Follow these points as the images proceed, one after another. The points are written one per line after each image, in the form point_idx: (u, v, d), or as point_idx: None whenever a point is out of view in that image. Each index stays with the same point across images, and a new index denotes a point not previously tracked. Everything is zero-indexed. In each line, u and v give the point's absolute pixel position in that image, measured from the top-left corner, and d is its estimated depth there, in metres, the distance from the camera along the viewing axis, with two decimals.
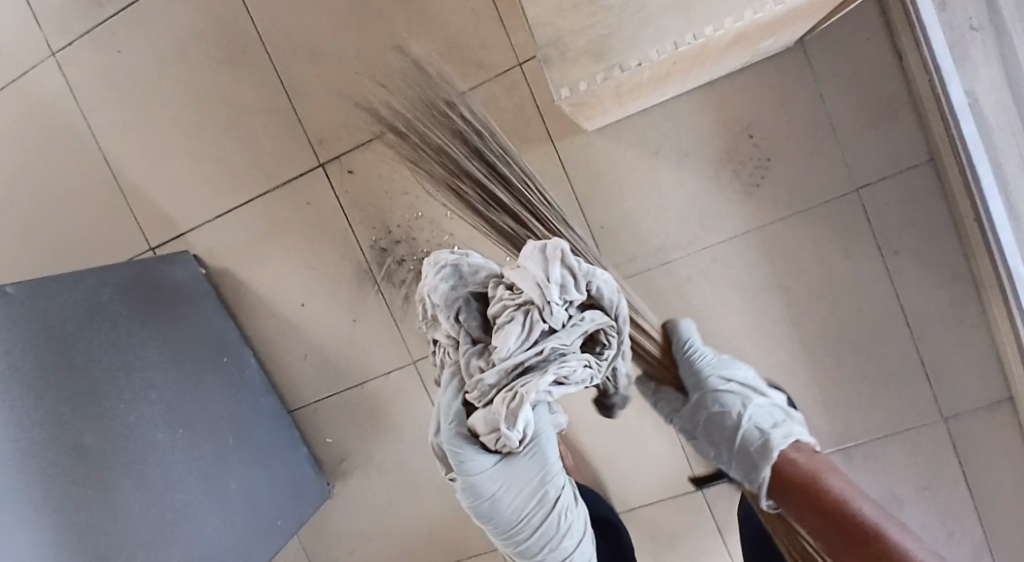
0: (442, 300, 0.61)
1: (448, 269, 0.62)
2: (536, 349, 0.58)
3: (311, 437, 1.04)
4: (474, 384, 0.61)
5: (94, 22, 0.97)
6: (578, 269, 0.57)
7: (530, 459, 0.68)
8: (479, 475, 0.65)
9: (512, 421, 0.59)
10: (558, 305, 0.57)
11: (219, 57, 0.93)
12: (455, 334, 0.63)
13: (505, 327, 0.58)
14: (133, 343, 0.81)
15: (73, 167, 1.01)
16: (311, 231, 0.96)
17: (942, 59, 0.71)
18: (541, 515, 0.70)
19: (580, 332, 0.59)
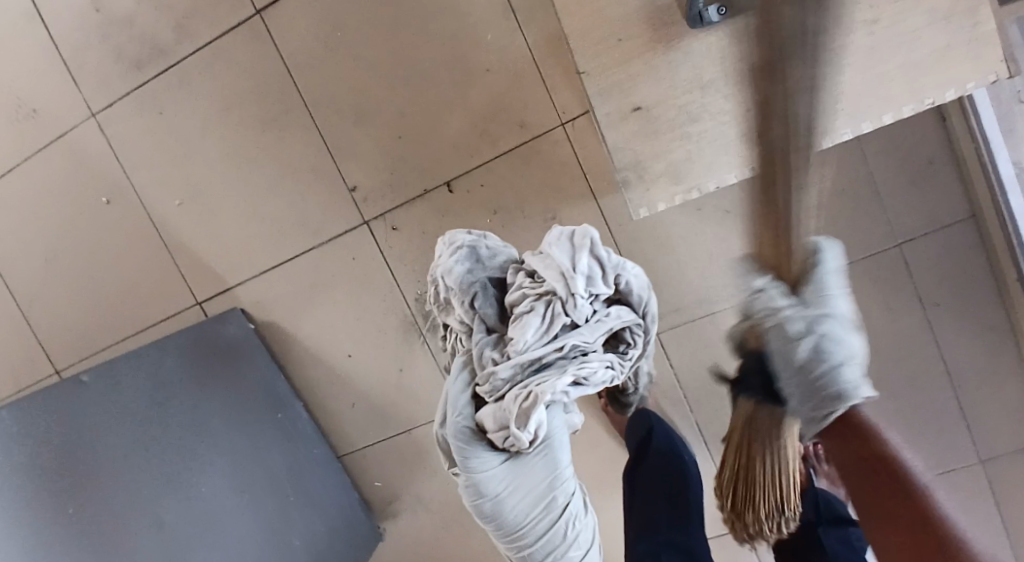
0: (457, 285, 0.70)
1: (466, 251, 0.71)
2: (555, 344, 0.64)
3: (360, 480, 1.07)
4: (486, 377, 0.66)
5: (135, 84, 0.99)
6: (605, 264, 0.65)
7: (538, 461, 0.71)
8: (484, 473, 0.69)
9: (523, 420, 0.63)
10: (581, 298, 0.64)
11: (265, 117, 0.95)
12: (469, 320, 0.70)
13: (526, 318, 0.65)
14: (201, 409, 0.84)
15: (121, 224, 1.03)
16: (357, 285, 0.98)
17: (990, 133, 0.74)
18: (547, 522, 0.71)
19: (601, 329, 0.65)
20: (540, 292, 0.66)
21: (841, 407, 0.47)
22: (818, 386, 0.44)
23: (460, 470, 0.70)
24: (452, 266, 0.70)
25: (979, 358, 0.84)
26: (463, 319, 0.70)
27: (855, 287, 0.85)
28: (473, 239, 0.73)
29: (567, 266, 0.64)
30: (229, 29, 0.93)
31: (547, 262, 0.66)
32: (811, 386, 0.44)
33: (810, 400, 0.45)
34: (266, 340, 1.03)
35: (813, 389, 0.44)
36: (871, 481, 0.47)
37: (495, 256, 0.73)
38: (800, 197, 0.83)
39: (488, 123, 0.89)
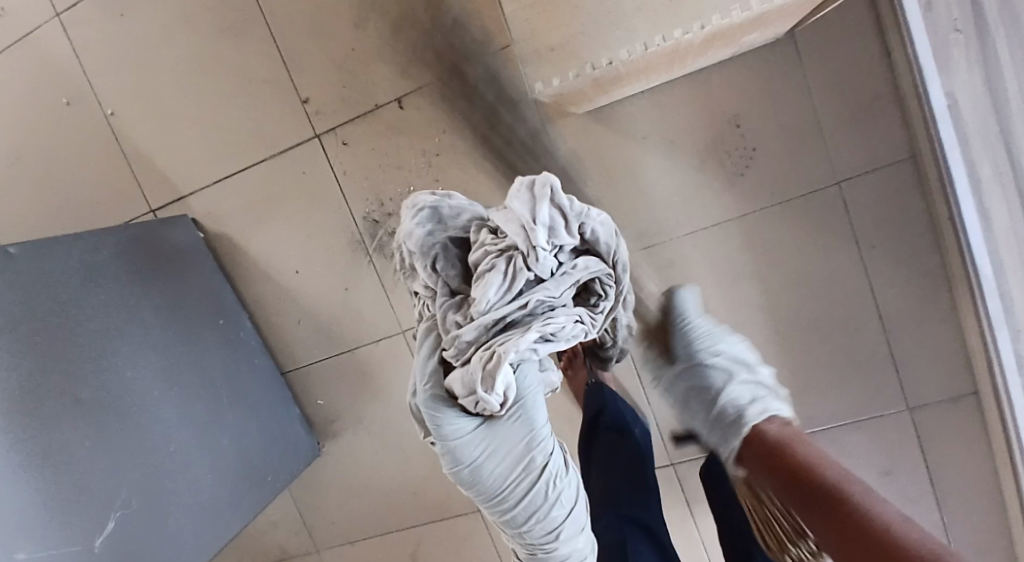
0: (417, 248, 0.67)
1: (426, 213, 0.68)
2: (519, 301, 0.61)
3: (304, 398, 1.09)
4: (451, 340, 0.64)
5: None
6: (567, 213, 0.60)
7: (514, 423, 0.68)
8: (458, 440, 0.67)
9: (489, 383, 0.60)
10: (544, 252, 0.60)
11: (222, 26, 0.95)
12: (433, 283, 0.68)
13: (486, 277, 0.61)
14: (131, 303, 0.85)
15: (78, 128, 1.04)
16: (307, 201, 0.99)
17: (926, 62, 0.73)
18: (527, 483, 0.68)
19: (567, 283, 0.62)
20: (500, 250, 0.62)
21: (749, 435, 0.63)
22: (722, 418, 0.66)
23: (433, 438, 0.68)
24: (409, 230, 0.67)
25: (912, 304, 0.83)
26: (427, 283, 0.68)
27: (793, 226, 0.85)
28: (435, 200, 0.68)
29: (527, 217, 0.59)
30: None
31: (509, 217, 0.61)
32: (716, 415, 0.67)
33: (718, 424, 0.67)
34: (217, 253, 1.04)
35: (716, 413, 0.67)
36: (804, 495, 0.53)
37: (458, 214, 0.69)
38: (743, 130, 0.83)
39: (440, 41, 0.89)
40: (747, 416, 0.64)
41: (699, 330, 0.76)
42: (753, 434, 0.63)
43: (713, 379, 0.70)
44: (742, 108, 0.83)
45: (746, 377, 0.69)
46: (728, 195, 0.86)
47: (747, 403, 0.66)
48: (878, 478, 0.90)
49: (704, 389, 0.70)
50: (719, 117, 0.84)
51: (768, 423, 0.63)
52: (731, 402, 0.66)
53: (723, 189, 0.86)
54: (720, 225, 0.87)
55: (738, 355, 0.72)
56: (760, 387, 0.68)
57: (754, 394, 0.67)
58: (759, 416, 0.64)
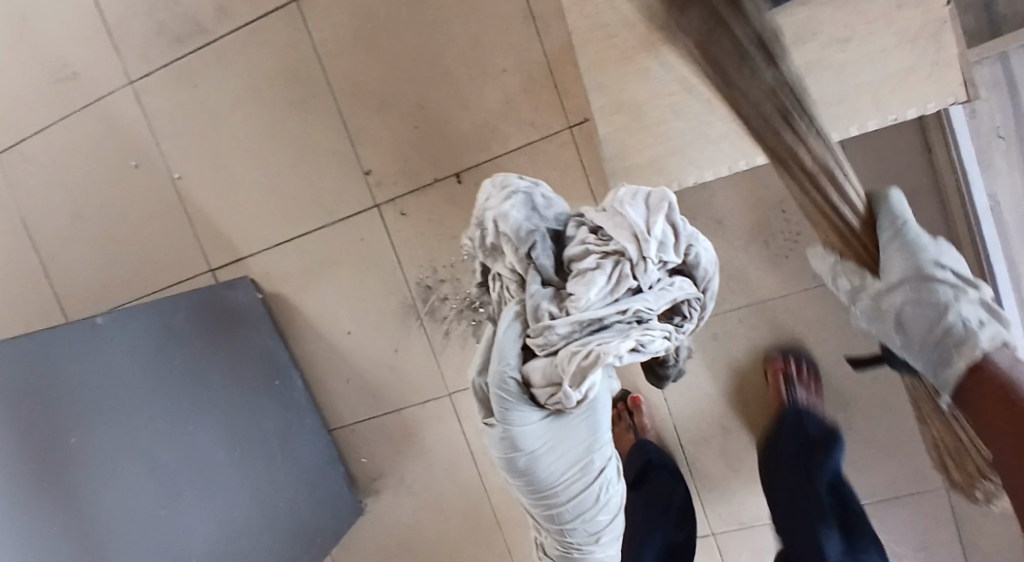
0: (512, 230, 0.64)
1: (526, 196, 0.65)
2: (618, 306, 0.59)
3: (347, 455, 1.11)
4: (540, 330, 0.60)
5: (173, 58, 1.04)
6: (677, 232, 0.59)
7: (581, 427, 0.69)
8: (524, 427, 0.66)
9: (576, 378, 0.59)
10: (651, 264, 0.59)
11: (291, 100, 1.00)
12: (524, 269, 0.65)
13: (589, 275, 0.59)
14: (201, 364, 0.89)
15: (145, 189, 1.09)
16: (362, 265, 1.03)
17: (969, 163, 0.76)
18: (579, 483, 0.69)
19: (665, 299, 0.61)
20: (605, 251, 0.60)
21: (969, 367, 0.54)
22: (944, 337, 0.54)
23: (495, 421, 0.66)
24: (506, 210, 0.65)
25: None
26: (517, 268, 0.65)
27: (836, 306, 0.89)
28: (529, 187, 0.67)
29: (641, 228, 0.59)
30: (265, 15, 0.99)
31: (617, 223, 0.61)
32: (938, 336, 0.55)
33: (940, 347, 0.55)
34: (272, 310, 1.08)
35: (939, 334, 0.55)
36: None
37: (549, 207, 0.67)
38: (789, 215, 0.87)
39: (501, 121, 0.94)
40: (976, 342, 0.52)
41: (920, 239, 0.57)
42: (981, 366, 0.52)
43: (941, 299, 0.55)
44: (788, 194, 0.87)
45: (973, 297, 0.55)
46: (773, 274, 0.90)
47: (976, 325, 0.53)
48: (916, 552, 0.93)
49: (921, 295, 0.56)
50: (766, 201, 0.88)
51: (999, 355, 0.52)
52: (959, 320, 0.54)
53: (768, 269, 0.90)
54: (764, 302, 0.91)
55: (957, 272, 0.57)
56: (984, 308, 0.55)
57: (983, 316, 0.54)
58: (990, 345, 0.52)
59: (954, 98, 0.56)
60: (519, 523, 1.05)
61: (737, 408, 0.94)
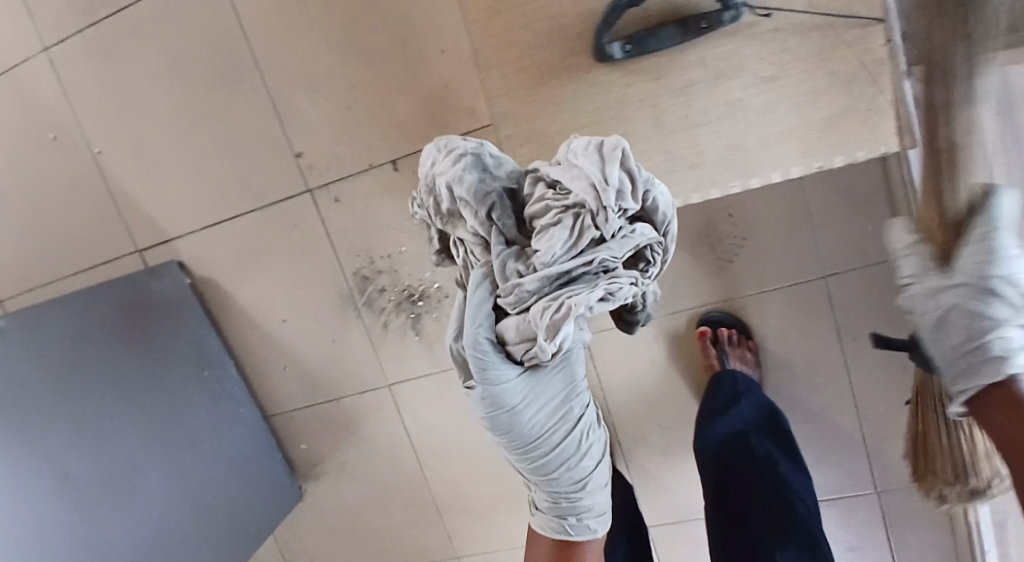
0: (466, 194, 0.52)
1: (470, 159, 0.53)
2: (583, 258, 0.49)
3: (287, 441, 1.09)
4: (508, 289, 0.51)
5: (84, 21, 0.95)
6: (635, 176, 0.50)
7: (558, 373, 0.63)
8: (501, 385, 0.56)
9: (551, 334, 0.49)
10: (616, 210, 0.49)
11: (213, 73, 0.92)
12: (484, 233, 0.53)
13: (549, 230, 0.49)
14: (116, 366, 0.87)
15: (63, 164, 1.02)
16: (297, 252, 0.98)
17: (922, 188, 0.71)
18: (563, 431, 0.63)
19: (634, 247, 0.51)
20: (565, 203, 0.50)
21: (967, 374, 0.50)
22: (975, 353, 0.47)
23: (473, 382, 0.56)
24: (457, 171, 0.52)
25: (888, 396, 0.85)
26: (476, 232, 0.54)
27: (779, 313, 0.87)
28: (475, 145, 0.55)
29: (598, 174, 0.49)
30: None
31: (572, 171, 0.50)
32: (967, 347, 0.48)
33: (966, 357, 0.48)
34: (204, 296, 1.03)
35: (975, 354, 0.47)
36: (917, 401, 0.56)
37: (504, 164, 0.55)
38: (736, 219, 0.83)
39: (439, 106, 0.87)
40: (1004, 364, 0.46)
41: (1006, 239, 0.46)
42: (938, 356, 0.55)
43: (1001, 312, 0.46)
44: (737, 197, 0.83)
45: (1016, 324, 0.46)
46: (718, 278, 0.87)
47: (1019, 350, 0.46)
48: (843, 549, 0.95)
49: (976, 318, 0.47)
50: (713, 203, 0.83)
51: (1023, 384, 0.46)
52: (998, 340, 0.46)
53: (713, 272, 0.87)
54: (707, 306, 0.88)
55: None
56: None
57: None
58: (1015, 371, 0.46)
59: (887, 148, 0.57)
60: (459, 510, 1.06)
61: (675, 409, 0.93)
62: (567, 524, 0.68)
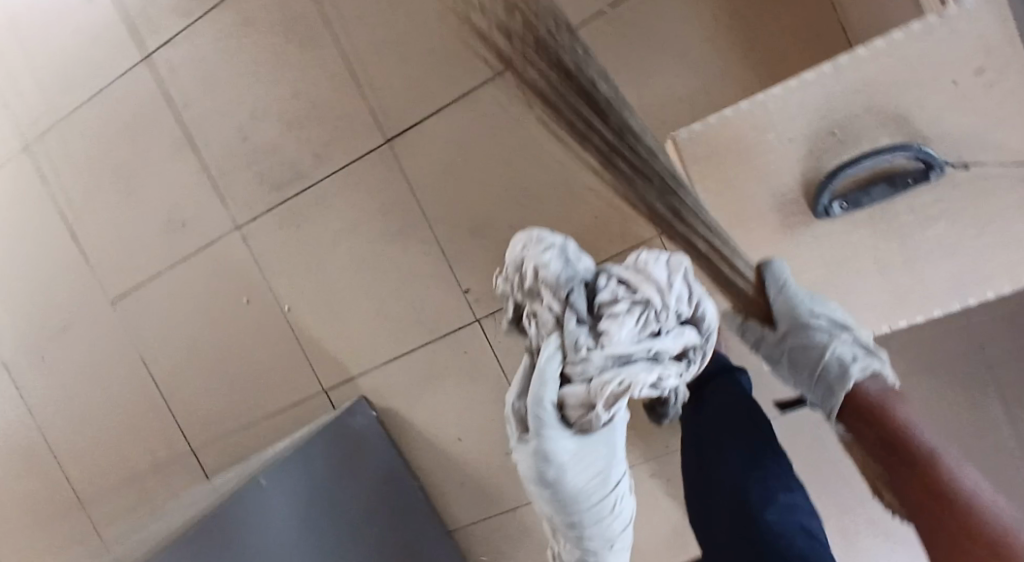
0: (553, 281, 0.65)
1: (559, 250, 0.66)
2: (643, 345, 0.62)
3: (467, 552, 1.16)
4: (578, 359, 0.61)
5: (272, 203, 1.11)
6: (688, 293, 0.64)
7: (602, 441, 0.68)
8: (555, 447, 0.64)
9: (608, 402, 0.61)
10: (668, 311, 0.63)
11: (390, 231, 1.08)
12: (562, 311, 0.64)
13: (618, 314, 0.62)
14: (340, 498, 0.97)
15: (257, 321, 1.17)
16: (470, 378, 1.09)
17: None
18: (598, 498, 0.70)
19: (678, 341, 0.64)
20: (633, 298, 0.62)
21: (850, 393, 0.66)
22: (824, 373, 0.68)
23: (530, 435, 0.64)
24: (546, 257, 0.66)
25: None
26: (553, 310, 0.65)
27: None
28: (563, 242, 0.67)
29: (664, 283, 0.63)
30: (359, 157, 1.06)
31: (642, 277, 0.63)
32: (819, 372, 0.68)
33: (822, 381, 0.68)
34: (386, 424, 1.14)
35: (819, 371, 0.68)
36: (908, 482, 0.61)
37: (581, 260, 0.68)
38: None
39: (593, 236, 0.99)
40: (852, 373, 0.65)
41: (799, 298, 0.69)
42: (855, 392, 0.66)
43: (818, 339, 0.67)
44: None
45: (849, 339, 0.67)
46: None
47: (850, 363, 0.66)
48: None
49: (809, 363, 0.69)
50: None
51: (869, 382, 0.66)
52: (835, 359, 0.67)
53: None
54: None
55: (840, 319, 0.68)
56: (859, 347, 0.67)
57: (858, 354, 0.67)
58: (861, 374, 0.66)
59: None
60: None
61: (845, 473, 0.99)
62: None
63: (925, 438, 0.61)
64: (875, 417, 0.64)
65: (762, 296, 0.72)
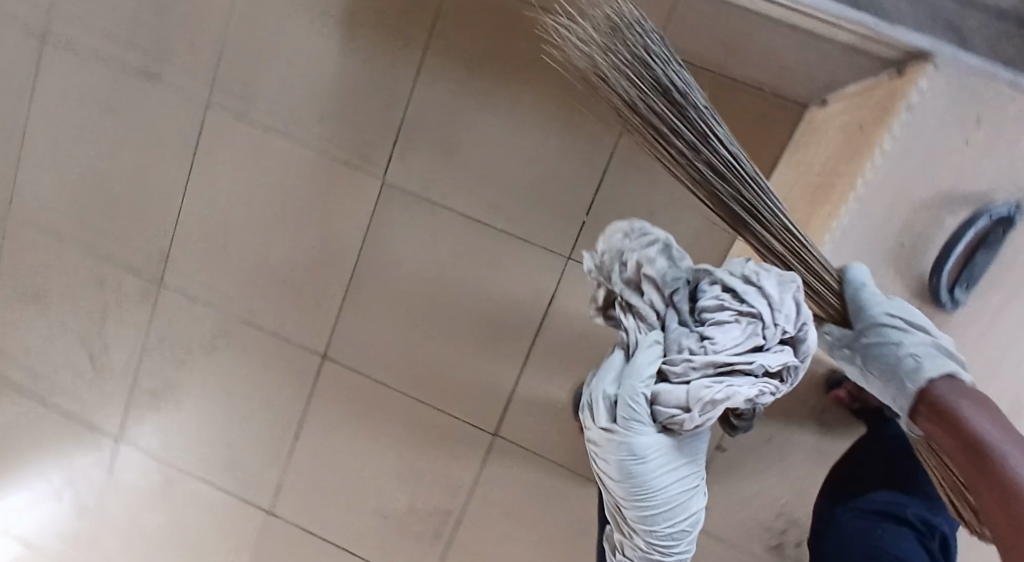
0: (659, 278, 0.57)
1: (663, 245, 0.59)
2: (749, 358, 0.53)
3: None
4: (678, 361, 0.54)
5: (445, 549, 1.12)
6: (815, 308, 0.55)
7: (692, 451, 0.59)
8: (639, 442, 0.56)
9: (699, 411, 0.54)
10: (781, 325, 0.54)
11: (552, 504, 1.06)
12: (661, 309, 0.57)
13: (723, 322, 0.54)
14: None
15: None
16: None
17: None
18: (684, 507, 0.59)
19: (789, 360, 0.55)
20: (742, 307, 0.54)
21: (922, 395, 0.50)
22: (894, 369, 0.53)
23: (610, 427, 0.56)
24: (650, 253, 0.58)
25: None
26: (652, 306, 0.58)
27: None
28: (667, 236, 0.60)
29: (783, 292, 0.54)
30: (485, 466, 1.08)
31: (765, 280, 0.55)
32: (888, 369, 0.53)
33: (891, 380, 0.53)
34: None
35: (891, 375, 0.53)
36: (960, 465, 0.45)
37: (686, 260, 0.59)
38: None
39: None
40: (923, 370, 0.50)
41: (871, 296, 0.56)
42: (926, 395, 0.50)
43: (887, 337, 0.54)
44: None
45: (927, 340, 0.53)
46: None
47: (924, 360, 0.51)
48: None
49: (874, 357, 0.55)
50: None
51: (946, 386, 0.49)
52: (910, 356, 0.52)
53: None
54: None
55: (918, 319, 0.54)
56: (944, 352, 0.52)
57: (938, 357, 0.51)
58: (939, 375, 0.50)
59: None
60: None
61: None
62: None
63: (967, 420, 0.45)
64: (940, 413, 0.48)
65: (832, 302, 0.59)
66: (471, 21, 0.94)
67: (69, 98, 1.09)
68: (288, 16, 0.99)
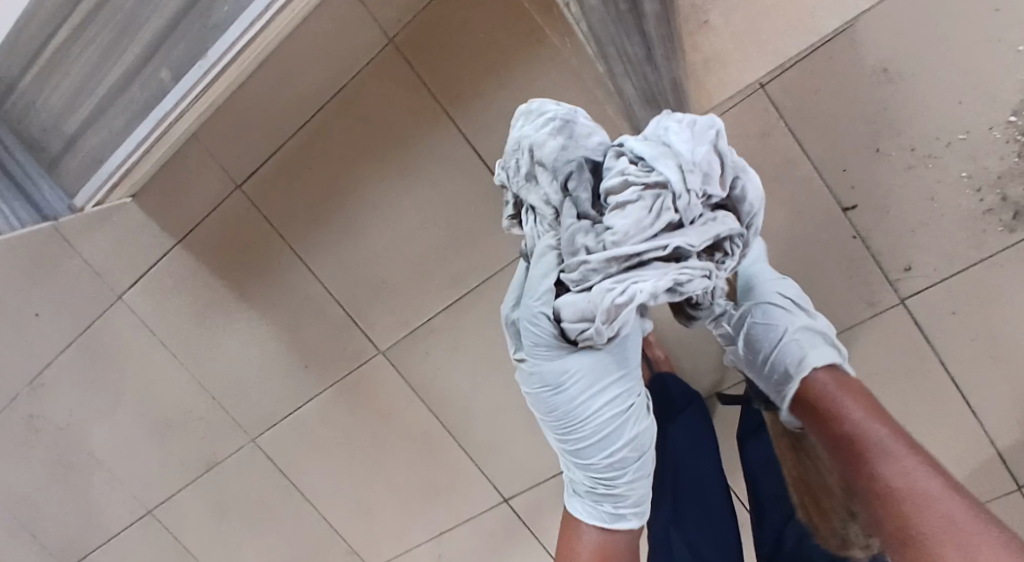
0: (550, 166, 0.61)
1: (558, 122, 0.61)
2: (657, 240, 0.57)
3: None
4: (574, 265, 0.58)
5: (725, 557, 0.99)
6: (721, 165, 0.58)
7: (617, 363, 0.67)
8: (546, 365, 0.66)
9: (608, 319, 0.58)
10: (693, 195, 0.57)
11: None
12: (558, 198, 0.61)
13: (627, 204, 0.57)
14: None
15: None
16: (982, 334, 0.80)
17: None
18: (609, 424, 0.68)
19: (709, 233, 0.59)
20: (648, 181, 0.57)
21: (798, 393, 0.66)
22: (774, 364, 0.68)
23: (523, 354, 0.68)
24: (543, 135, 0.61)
25: None
26: (548, 195, 0.62)
27: None
28: (566, 111, 0.63)
29: (685, 157, 0.56)
30: None
31: (664, 151, 0.57)
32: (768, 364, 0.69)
33: (772, 373, 0.69)
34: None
35: (770, 364, 0.69)
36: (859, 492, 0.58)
37: (589, 138, 0.62)
38: None
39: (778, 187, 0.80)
40: (805, 363, 0.66)
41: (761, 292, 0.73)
42: (826, 417, 0.62)
43: (775, 318, 0.70)
44: None
45: (808, 322, 0.69)
46: None
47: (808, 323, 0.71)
48: None
49: (755, 346, 0.70)
50: None
51: (822, 379, 0.65)
52: (791, 341, 0.68)
53: None
54: None
55: (801, 301, 0.71)
56: (818, 330, 0.69)
57: (816, 340, 0.68)
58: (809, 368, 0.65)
59: None
60: None
61: None
62: (609, 509, 0.71)
63: (888, 458, 0.56)
64: (808, 401, 0.65)
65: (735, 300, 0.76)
66: (291, 192, 0.92)
67: (188, 518, 1.20)
68: (212, 329, 1.04)
